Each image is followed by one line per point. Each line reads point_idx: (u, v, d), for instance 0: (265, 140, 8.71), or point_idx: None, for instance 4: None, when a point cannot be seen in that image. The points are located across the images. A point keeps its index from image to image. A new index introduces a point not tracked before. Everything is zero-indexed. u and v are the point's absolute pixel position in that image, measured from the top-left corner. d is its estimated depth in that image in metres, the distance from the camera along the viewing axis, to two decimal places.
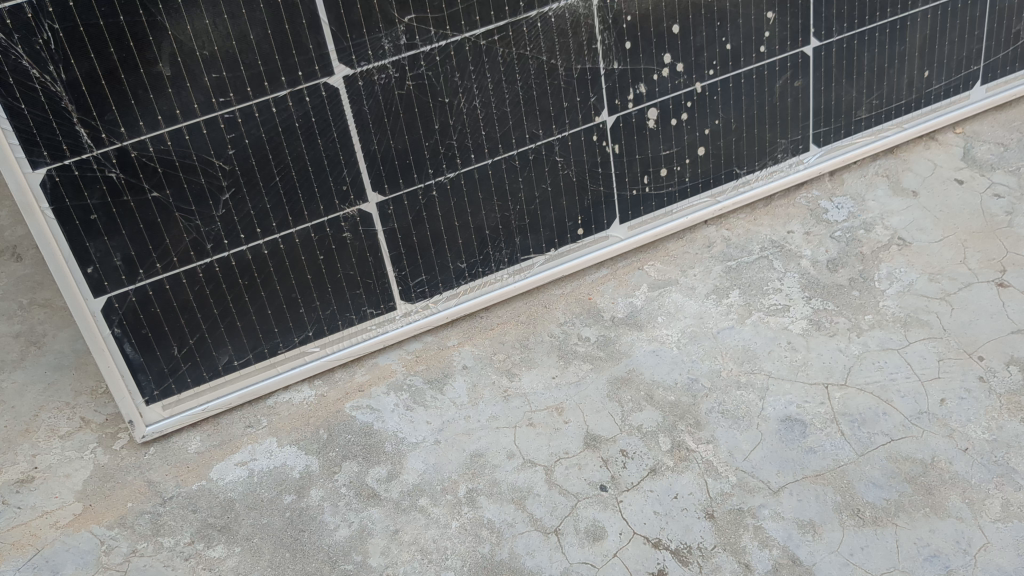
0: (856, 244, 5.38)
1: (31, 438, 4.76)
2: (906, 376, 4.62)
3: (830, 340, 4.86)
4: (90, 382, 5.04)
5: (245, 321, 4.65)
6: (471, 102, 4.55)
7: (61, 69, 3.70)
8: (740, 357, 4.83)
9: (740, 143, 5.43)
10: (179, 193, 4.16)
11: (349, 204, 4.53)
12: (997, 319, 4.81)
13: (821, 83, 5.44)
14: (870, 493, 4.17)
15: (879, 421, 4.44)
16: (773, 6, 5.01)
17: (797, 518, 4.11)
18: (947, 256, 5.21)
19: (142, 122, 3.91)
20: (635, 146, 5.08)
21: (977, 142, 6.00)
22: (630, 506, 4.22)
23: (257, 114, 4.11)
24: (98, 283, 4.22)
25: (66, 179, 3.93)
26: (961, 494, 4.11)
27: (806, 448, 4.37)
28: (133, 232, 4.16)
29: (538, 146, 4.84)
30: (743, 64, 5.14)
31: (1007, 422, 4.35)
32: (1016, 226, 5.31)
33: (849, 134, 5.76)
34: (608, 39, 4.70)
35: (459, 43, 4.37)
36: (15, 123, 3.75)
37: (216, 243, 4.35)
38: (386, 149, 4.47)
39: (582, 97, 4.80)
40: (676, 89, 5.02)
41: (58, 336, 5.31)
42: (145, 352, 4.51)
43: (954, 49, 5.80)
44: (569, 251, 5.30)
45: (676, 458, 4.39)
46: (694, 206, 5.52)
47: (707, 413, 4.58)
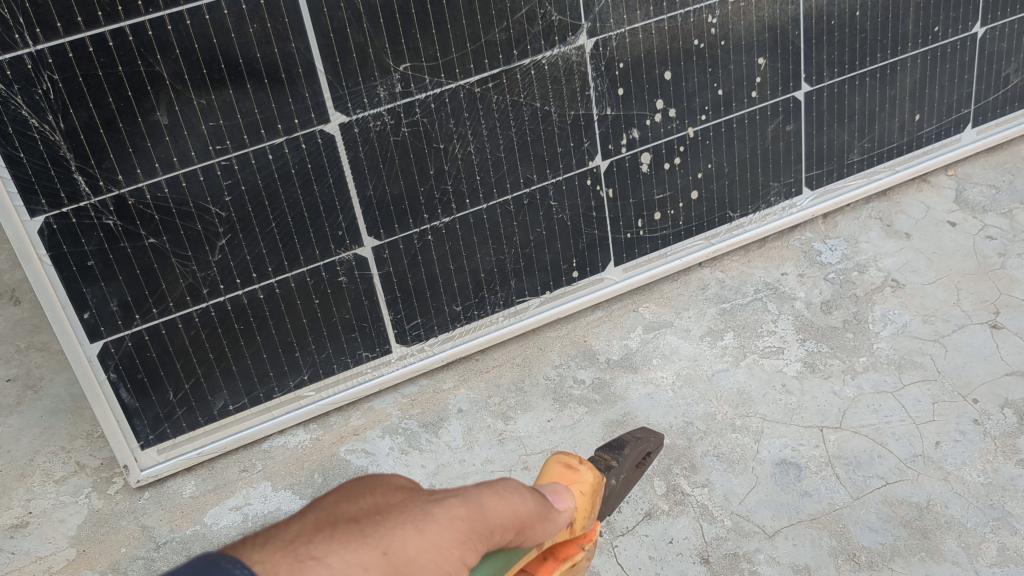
0: (850, 287, 5.41)
1: (26, 483, 4.76)
2: (901, 419, 4.62)
3: (825, 382, 4.87)
4: (86, 426, 5.06)
5: (240, 365, 4.67)
6: (465, 148, 4.60)
7: (60, 119, 3.74)
8: (735, 401, 4.83)
9: (733, 186, 5.49)
10: (175, 240, 4.20)
11: (345, 249, 4.58)
12: (991, 361, 4.82)
13: (813, 127, 5.51)
14: (866, 537, 4.16)
15: (874, 464, 4.44)
16: (764, 52, 5.09)
17: (793, 563, 4.09)
18: (941, 298, 5.24)
19: (140, 170, 3.96)
20: (629, 190, 5.15)
21: (969, 185, 6.05)
22: (625, 551, 4.23)
23: (253, 161, 4.16)
24: (95, 328, 4.25)
25: (63, 227, 3.97)
26: (957, 538, 4.09)
27: (802, 492, 4.37)
28: (129, 277, 4.19)
29: (533, 191, 4.89)
30: (735, 109, 5.20)
31: (1002, 464, 4.33)
32: (1009, 268, 5.33)
33: (841, 177, 5.82)
34: (601, 86, 4.75)
35: (454, 91, 4.43)
36: (14, 171, 3.79)
37: (212, 288, 4.39)
38: (381, 194, 4.52)
39: (576, 143, 4.85)
40: (670, 133, 5.08)
41: (55, 380, 5.34)
42: (141, 397, 4.53)
43: (944, 93, 5.87)
44: (565, 293, 5.34)
45: (672, 502, 4.40)
46: (688, 248, 5.57)
47: (703, 457, 4.58)
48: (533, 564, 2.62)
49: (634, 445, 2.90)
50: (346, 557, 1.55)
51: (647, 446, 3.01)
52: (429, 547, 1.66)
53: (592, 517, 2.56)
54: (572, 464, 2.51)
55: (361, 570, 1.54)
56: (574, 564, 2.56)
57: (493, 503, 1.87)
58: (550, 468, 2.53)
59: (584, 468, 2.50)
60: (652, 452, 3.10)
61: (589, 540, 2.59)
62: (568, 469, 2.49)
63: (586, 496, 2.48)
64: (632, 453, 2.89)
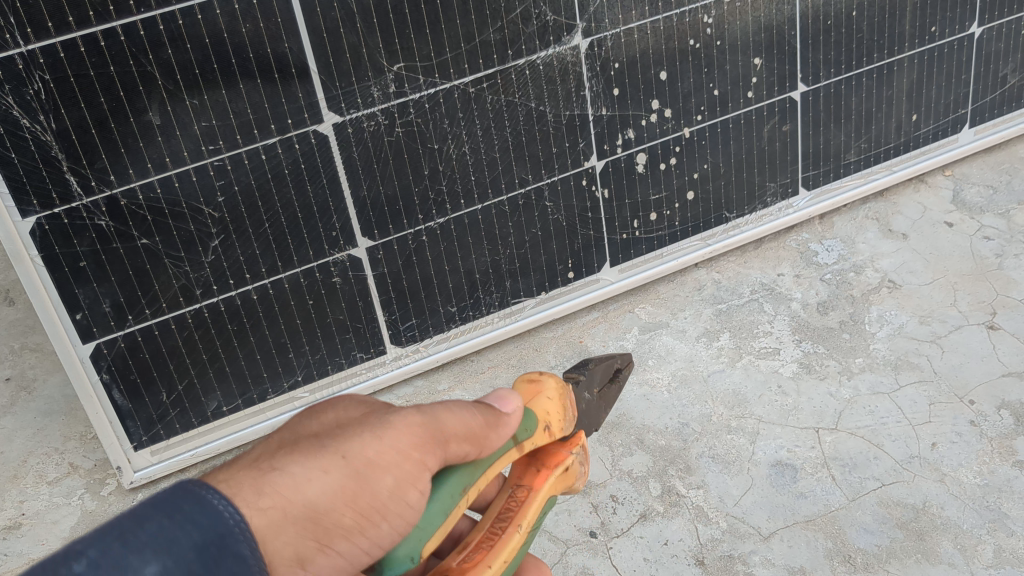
0: (846, 288, 5.40)
1: (19, 484, 4.75)
2: (897, 420, 4.60)
3: (821, 383, 4.85)
4: (79, 427, 5.04)
5: (234, 366, 4.66)
6: (460, 148, 4.58)
7: (51, 119, 3.72)
8: (731, 402, 4.81)
9: (729, 187, 5.47)
10: (168, 240, 4.18)
11: (339, 249, 4.57)
12: (988, 362, 4.80)
13: (809, 127, 5.49)
14: (862, 539, 4.14)
15: (870, 466, 4.42)
16: (760, 52, 5.07)
17: (788, 564, 4.07)
18: (937, 298, 5.22)
19: (132, 170, 3.94)
20: (625, 190, 5.13)
21: (966, 185, 6.04)
22: (620, 553, 4.22)
23: (246, 161, 4.14)
24: (87, 329, 4.23)
25: (55, 227, 3.95)
26: (953, 540, 4.07)
27: (797, 494, 4.35)
28: (122, 278, 4.18)
29: (528, 191, 4.88)
30: (731, 109, 5.18)
31: (999, 466, 4.32)
32: (1006, 269, 5.32)
33: (837, 178, 5.80)
34: (596, 86, 4.74)
35: (448, 91, 4.41)
36: (6, 171, 3.77)
37: (205, 289, 4.37)
38: (375, 195, 4.51)
39: (571, 143, 4.84)
40: (665, 134, 5.06)
41: (48, 381, 5.32)
42: (134, 398, 4.52)
43: (941, 93, 5.86)
44: (561, 294, 5.32)
45: (666, 503, 4.39)
46: (684, 248, 5.55)
47: (698, 458, 4.57)
48: (522, 473, 2.75)
49: (599, 360, 2.96)
50: (309, 466, 2.00)
51: (616, 362, 3.07)
52: (389, 449, 2.11)
53: (570, 420, 2.73)
54: (535, 377, 2.67)
55: (322, 475, 2.01)
56: (566, 466, 2.72)
57: (456, 410, 2.25)
58: (516, 385, 2.67)
59: (547, 378, 2.66)
60: (623, 371, 3.14)
61: (577, 444, 2.79)
62: (531, 384, 2.65)
63: (556, 399, 2.65)
64: (598, 369, 2.93)
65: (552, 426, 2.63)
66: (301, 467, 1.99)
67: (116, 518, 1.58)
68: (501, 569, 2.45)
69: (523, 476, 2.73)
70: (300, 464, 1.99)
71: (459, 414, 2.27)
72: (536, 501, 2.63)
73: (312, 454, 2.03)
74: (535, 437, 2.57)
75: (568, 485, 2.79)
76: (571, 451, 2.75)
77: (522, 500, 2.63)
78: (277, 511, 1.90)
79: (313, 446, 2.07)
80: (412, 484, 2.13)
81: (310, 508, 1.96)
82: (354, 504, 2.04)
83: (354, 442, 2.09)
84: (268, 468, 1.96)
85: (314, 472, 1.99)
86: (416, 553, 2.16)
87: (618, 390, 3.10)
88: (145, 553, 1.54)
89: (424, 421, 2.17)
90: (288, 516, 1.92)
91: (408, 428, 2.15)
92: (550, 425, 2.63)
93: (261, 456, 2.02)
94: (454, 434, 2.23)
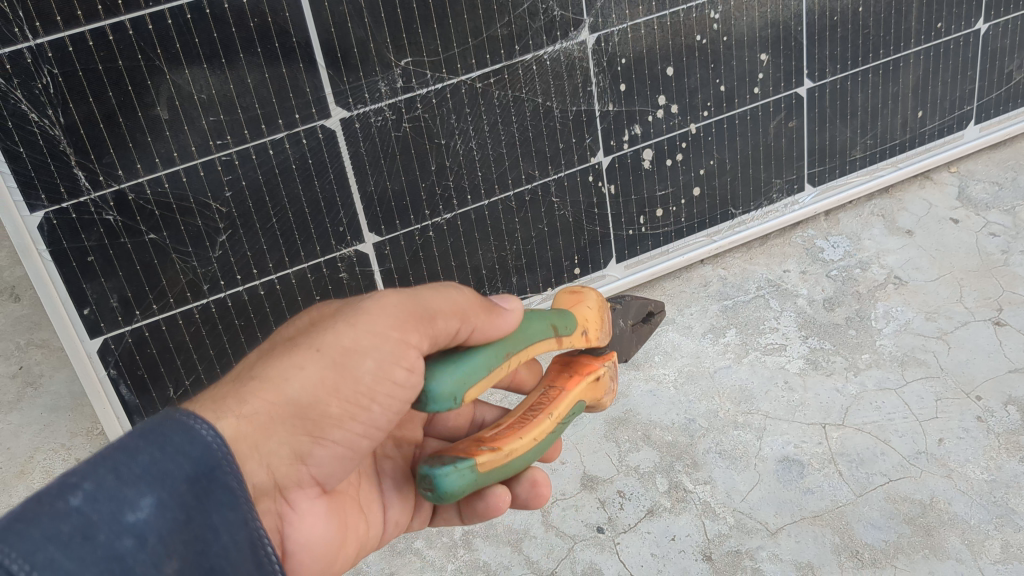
0: (852, 284, 5.40)
1: (26, 480, 4.78)
2: (904, 416, 4.60)
3: (827, 379, 4.85)
4: (86, 423, 5.04)
5: (241, 362, 4.66)
6: (467, 144, 4.58)
7: (60, 113, 3.72)
8: (737, 398, 4.81)
9: (735, 183, 5.47)
10: (176, 235, 4.18)
11: (346, 245, 4.57)
12: (995, 359, 4.80)
13: (815, 123, 5.49)
14: (869, 534, 4.14)
15: (877, 462, 4.42)
16: (767, 48, 5.07)
17: (795, 560, 4.08)
18: (944, 294, 5.22)
19: (140, 164, 3.94)
20: (631, 186, 5.13)
21: (971, 182, 6.04)
22: (627, 548, 4.22)
23: (254, 156, 4.14)
24: (95, 324, 4.23)
25: (63, 222, 3.95)
26: (960, 535, 4.08)
27: (804, 489, 4.35)
28: (130, 272, 4.18)
29: (534, 187, 4.88)
30: (738, 105, 5.18)
31: (1006, 461, 4.32)
32: (1012, 265, 5.32)
33: (843, 174, 5.80)
34: (603, 81, 4.73)
35: (455, 86, 4.40)
36: (14, 166, 3.77)
37: (213, 284, 4.37)
38: (382, 190, 4.51)
39: (577, 139, 4.84)
40: (672, 130, 5.06)
41: (55, 377, 5.32)
42: (141, 393, 4.52)
43: (947, 89, 5.86)
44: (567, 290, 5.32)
45: (674, 499, 4.39)
46: (690, 245, 5.55)
47: (705, 453, 4.57)
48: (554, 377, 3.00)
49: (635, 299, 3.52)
50: (289, 361, 2.32)
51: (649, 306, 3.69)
52: (362, 333, 2.38)
53: (605, 333, 3.04)
54: (576, 291, 3.02)
55: (298, 366, 2.31)
56: (597, 375, 2.98)
57: (428, 296, 2.48)
58: (558, 296, 3.02)
59: (590, 290, 3.00)
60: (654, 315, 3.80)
61: (608, 359, 3.06)
62: (574, 295, 2.99)
63: (596, 310, 2.98)
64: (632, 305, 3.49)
65: (590, 331, 2.94)
66: (279, 369, 2.30)
67: (112, 450, 1.78)
68: (530, 443, 2.68)
69: (557, 378, 2.98)
70: (280, 364, 2.32)
71: (439, 292, 2.52)
72: (570, 396, 2.87)
73: (287, 355, 2.33)
74: (575, 337, 2.87)
75: (596, 397, 3.03)
76: (603, 363, 3.02)
77: (555, 395, 2.87)
78: (267, 410, 2.27)
79: (293, 345, 2.36)
80: (397, 363, 2.39)
81: (295, 402, 2.31)
82: (335, 390, 2.37)
83: (325, 338, 2.37)
84: (250, 377, 2.30)
85: (288, 374, 2.30)
86: (460, 396, 2.39)
87: (649, 329, 3.71)
88: (140, 486, 1.75)
89: (393, 308, 2.42)
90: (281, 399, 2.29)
91: (380, 314, 2.40)
92: (589, 331, 2.94)
93: (257, 360, 2.40)
94: (434, 316, 2.46)
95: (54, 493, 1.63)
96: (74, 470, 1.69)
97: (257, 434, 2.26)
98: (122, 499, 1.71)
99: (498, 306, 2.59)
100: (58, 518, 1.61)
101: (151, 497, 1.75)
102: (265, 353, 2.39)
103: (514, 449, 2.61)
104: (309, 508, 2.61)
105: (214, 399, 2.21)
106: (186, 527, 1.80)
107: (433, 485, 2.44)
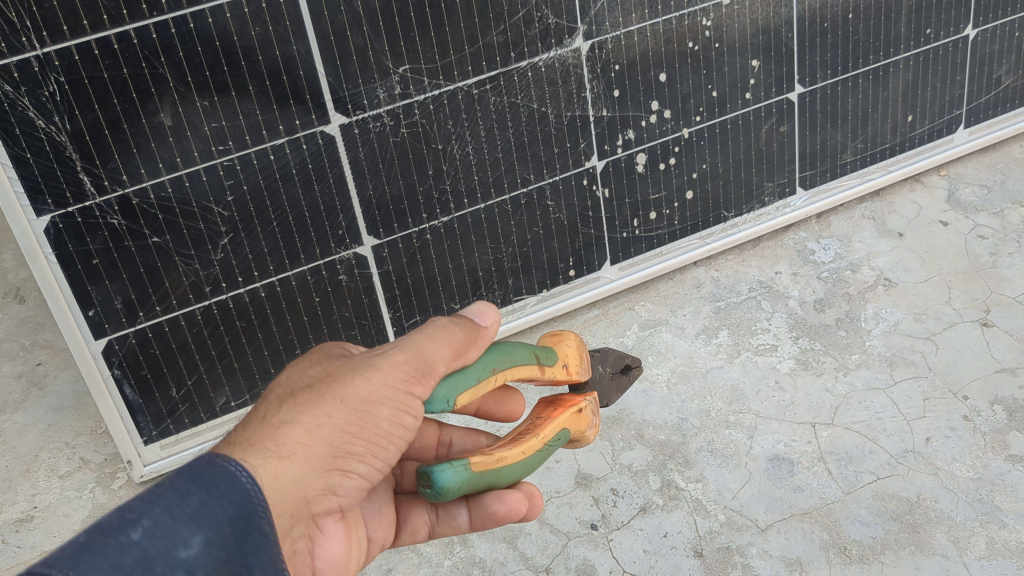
0: (842, 285, 5.49)
1: (31, 478, 4.86)
2: (892, 415, 4.69)
3: (817, 379, 4.95)
4: (90, 422, 5.14)
5: (242, 362, 4.76)
6: (464, 148, 4.67)
7: (66, 120, 3.81)
8: (729, 397, 4.91)
9: (728, 186, 5.56)
10: (178, 238, 4.28)
11: (345, 248, 4.66)
12: (981, 359, 4.89)
13: (807, 128, 5.58)
14: (857, 531, 4.23)
15: (865, 460, 4.51)
16: (758, 54, 5.16)
17: (784, 556, 4.17)
18: (932, 296, 5.31)
19: (144, 170, 4.04)
20: (625, 190, 5.23)
21: (961, 185, 6.13)
22: (620, 545, 4.31)
23: (255, 161, 4.23)
24: (100, 325, 4.32)
25: (69, 226, 4.04)
26: (946, 532, 4.17)
27: (794, 487, 4.44)
28: (133, 275, 4.27)
29: (530, 191, 4.97)
30: (730, 110, 5.28)
31: (992, 460, 4.41)
32: (1000, 267, 5.41)
33: (834, 178, 5.90)
34: (597, 87, 4.83)
35: (452, 93, 4.50)
36: (21, 171, 3.86)
37: (215, 286, 4.47)
38: (381, 194, 4.60)
39: (572, 143, 4.93)
40: (665, 134, 5.16)
41: (59, 377, 5.42)
42: (144, 393, 4.61)
43: (936, 94, 5.95)
44: (562, 292, 5.42)
45: (666, 497, 4.48)
46: (684, 247, 5.65)
47: (697, 452, 4.66)
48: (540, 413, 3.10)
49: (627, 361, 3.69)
50: (314, 414, 2.39)
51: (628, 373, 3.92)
52: (380, 384, 2.49)
53: (587, 371, 3.16)
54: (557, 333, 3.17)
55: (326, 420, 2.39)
56: (580, 408, 3.07)
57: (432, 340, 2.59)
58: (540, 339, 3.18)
59: (568, 332, 3.15)
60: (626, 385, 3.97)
61: (591, 396, 3.16)
62: (554, 336, 3.14)
63: (576, 347, 3.11)
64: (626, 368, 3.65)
65: (569, 365, 3.06)
66: (307, 417, 2.38)
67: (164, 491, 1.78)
68: (513, 459, 2.78)
69: (542, 411, 3.08)
70: (306, 415, 2.38)
71: (440, 335, 2.62)
72: (554, 425, 2.95)
73: (312, 402, 2.41)
74: (555, 369, 3.00)
75: (580, 429, 3.10)
76: (585, 399, 3.13)
77: (541, 423, 2.97)
78: (299, 457, 2.34)
79: (314, 395, 2.43)
80: (408, 410, 2.54)
81: (324, 448, 2.39)
82: (359, 437, 2.46)
83: (344, 385, 2.46)
84: (279, 424, 2.35)
85: (316, 421, 2.38)
86: (451, 400, 2.59)
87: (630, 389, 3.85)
88: (191, 525, 1.76)
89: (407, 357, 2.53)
90: (312, 451, 2.37)
91: (395, 363, 2.51)
92: (568, 365, 3.06)
93: (272, 407, 2.43)
94: (440, 361, 2.58)
95: (115, 527, 1.65)
96: (132, 507, 1.71)
97: (290, 482, 2.32)
98: (175, 536, 1.73)
99: (482, 339, 2.75)
100: (116, 549, 1.63)
101: (201, 535, 1.77)
102: (286, 399, 2.44)
103: (504, 455, 2.75)
104: (331, 542, 2.67)
105: (251, 445, 2.27)
106: (229, 566, 1.79)
107: (431, 481, 2.60)
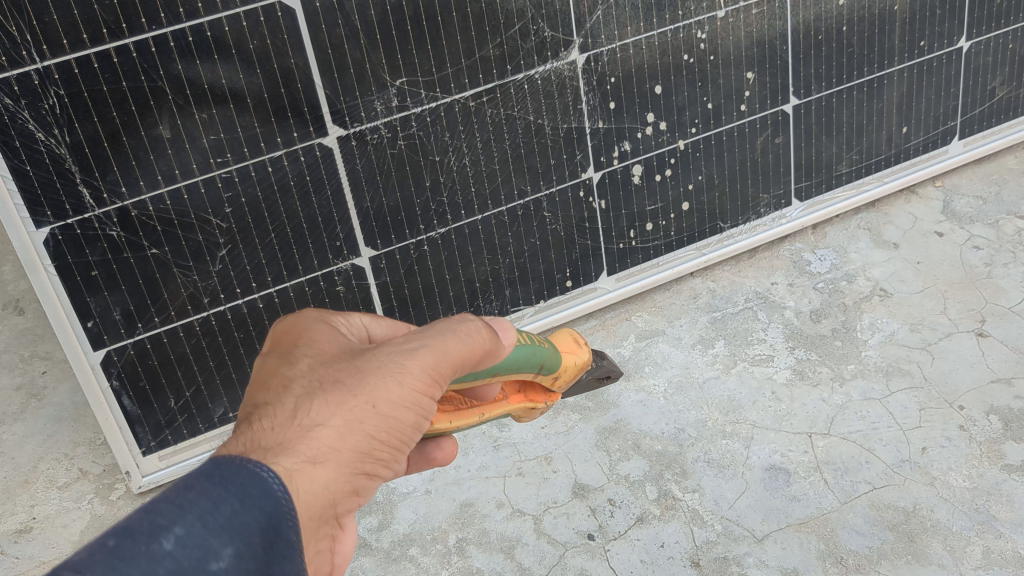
0: (839, 296, 5.52)
1: (30, 490, 4.85)
2: (888, 426, 4.70)
3: (814, 390, 4.96)
4: (89, 434, 5.15)
5: (239, 373, 4.79)
6: (460, 160, 4.70)
7: (65, 133, 3.84)
8: (725, 408, 4.92)
9: (723, 198, 5.60)
10: (177, 250, 4.30)
11: (343, 259, 4.69)
12: (977, 369, 4.91)
13: (802, 139, 5.62)
14: (853, 541, 4.23)
15: (861, 470, 4.52)
16: (753, 66, 5.20)
17: (781, 565, 4.17)
18: (928, 306, 5.33)
19: (143, 181, 4.06)
20: (621, 201, 5.26)
21: (957, 196, 6.16)
22: (617, 555, 4.31)
23: (253, 173, 4.26)
24: (98, 337, 4.34)
25: (68, 238, 4.07)
26: (942, 542, 4.16)
27: (790, 497, 4.45)
28: (132, 287, 4.29)
29: (527, 203, 5.01)
30: (725, 122, 5.31)
31: (988, 470, 4.42)
32: (995, 277, 5.44)
33: (829, 189, 5.94)
34: (593, 100, 4.86)
35: (449, 105, 4.53)
36: (21, 183, 3.89)
37: (213, 298, 4.50)
38: (378, 206, 4.63)
39: (569, 155, 4.97)
40: (661, 146, 5.19)
41: (58, 389, 5.44)
42: (143, 405, 4.63)
43: (931, 106, 5.99)
44: (559, 302, 5.45)
45: (663, 507, 4.49)
46: (679, 258, 5.68)
47: (693, 463, 4.68)
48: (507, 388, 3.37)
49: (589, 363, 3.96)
50: (347, 415, 1.98)
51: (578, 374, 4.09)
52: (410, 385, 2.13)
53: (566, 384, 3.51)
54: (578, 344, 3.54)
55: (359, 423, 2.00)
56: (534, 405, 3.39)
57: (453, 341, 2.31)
58: (562, 337, 3.53)
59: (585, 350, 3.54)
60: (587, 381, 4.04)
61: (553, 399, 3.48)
62: (574, 344, 3.52)
63: (576, 365, 3.46)
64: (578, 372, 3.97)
65: (563, 376, 3.41)
66: (339, 418, 1.97)
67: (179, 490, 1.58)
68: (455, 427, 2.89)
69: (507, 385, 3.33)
70: (335, 415, 1.96)
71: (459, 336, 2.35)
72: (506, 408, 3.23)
73: (344, 401, 2.00)
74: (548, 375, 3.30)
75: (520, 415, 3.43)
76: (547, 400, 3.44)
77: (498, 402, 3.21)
78: (333, 462, 1.92)
79: (341, 392, 2.02)
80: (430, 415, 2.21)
81: (357, 455, 1.98)
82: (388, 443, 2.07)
83: (373, 383, 2.07)
84: (310, 425, 1.92)
85: (351, 423, 1.98)
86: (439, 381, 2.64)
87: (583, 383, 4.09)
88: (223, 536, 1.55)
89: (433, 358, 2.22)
90: (344, 456, 1.96)
91: (421, 362, 2.18)
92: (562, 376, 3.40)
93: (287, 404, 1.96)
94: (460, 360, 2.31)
95: (144, 533, 1.47)
96: (164, 511, 1.52)
97: (322, 491, 1.87)
98: (206, 546, 1.52)
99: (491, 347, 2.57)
100: (148, 560, 1.45)
101: (233, 546, 1.56)
102: (306, 394, 1.99)
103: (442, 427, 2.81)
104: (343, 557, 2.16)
105: (284, 448, 1.83)
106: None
107: None
